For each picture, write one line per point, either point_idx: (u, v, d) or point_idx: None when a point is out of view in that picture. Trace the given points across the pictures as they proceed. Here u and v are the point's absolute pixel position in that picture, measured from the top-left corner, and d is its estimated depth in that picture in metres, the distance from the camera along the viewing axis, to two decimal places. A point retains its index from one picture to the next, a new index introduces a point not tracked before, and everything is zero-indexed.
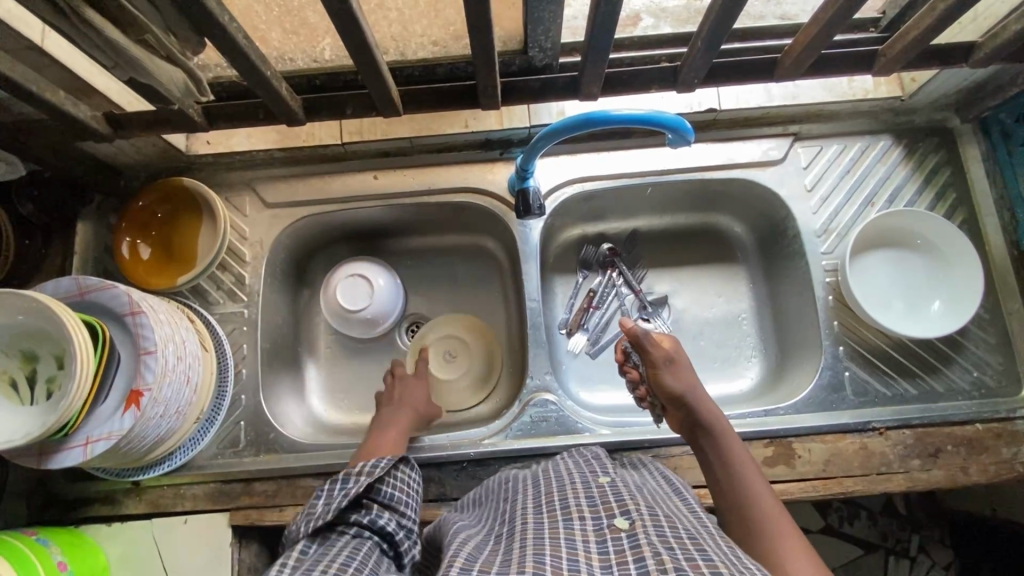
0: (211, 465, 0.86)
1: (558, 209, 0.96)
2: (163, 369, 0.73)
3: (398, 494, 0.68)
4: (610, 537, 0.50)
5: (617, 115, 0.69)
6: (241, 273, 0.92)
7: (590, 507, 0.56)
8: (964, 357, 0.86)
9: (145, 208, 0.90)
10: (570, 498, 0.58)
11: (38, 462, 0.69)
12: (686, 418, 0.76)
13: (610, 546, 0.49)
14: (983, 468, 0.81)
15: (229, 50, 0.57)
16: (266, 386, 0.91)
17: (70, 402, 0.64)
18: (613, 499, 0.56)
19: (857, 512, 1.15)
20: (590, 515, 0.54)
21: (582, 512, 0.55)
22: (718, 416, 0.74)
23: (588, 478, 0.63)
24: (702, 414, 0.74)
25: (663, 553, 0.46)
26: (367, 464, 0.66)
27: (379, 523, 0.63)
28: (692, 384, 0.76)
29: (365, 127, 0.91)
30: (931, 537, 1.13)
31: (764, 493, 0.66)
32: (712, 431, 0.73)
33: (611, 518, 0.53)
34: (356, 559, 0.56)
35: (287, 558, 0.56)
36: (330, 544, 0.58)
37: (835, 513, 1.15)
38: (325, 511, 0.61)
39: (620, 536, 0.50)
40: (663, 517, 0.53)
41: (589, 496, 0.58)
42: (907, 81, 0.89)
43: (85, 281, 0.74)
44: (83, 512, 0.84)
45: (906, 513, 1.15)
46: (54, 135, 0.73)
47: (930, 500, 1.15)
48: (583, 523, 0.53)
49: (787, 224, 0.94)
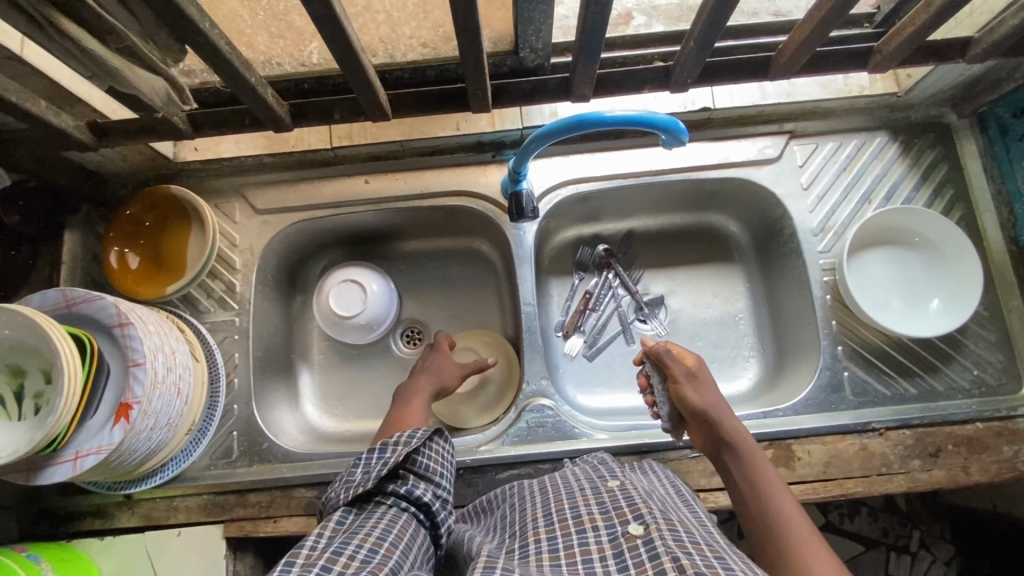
0: (205, 476, 0.84)
1: (552, 212, 0.94)
2: (152, 380, 0.72)
3: (432, 466, 0.67)
4: (626, 547, 0.49)
5: (608, 116, 0.67)
6: (231, 281, 0.91)
7: (602, 515, 0.55)
8: (964, 355, 0.85)
9: (133, 217, 0.89)
10: (580, 506, 0.57)
11: (28, 478, 0.68)
12: (711, 436, 0.74)
13: (629, 560, 0.48)
14: (984, 468, 0.80)
15: (211, 57, 0.56)
16: (259, 395, 0.90)
17: (57, 418, 0.63)
18: (624, 504, 0.55)
19: (859, 509, 1.14)
20: (603, 525, 0.53)
21: (595, 522, 0.54)
22: (746, 436, 0.72)
23: (597, 484, 0.62)
24: (727, 432, 0.72)
25: (682, 558, 0.45)
26: (403, 435, 0.66)
27: (416, 493, 0.63)
28: (716, 401, 0.74)
29: (355, 131, 0.90)
30: (932, 533, 1.13)
31: (791, 513, 0.64)
32: (739, 450, 0.71)
33: (625, 524, 0.52)
34: (391, 534, 0.56)
35: (324, 527, 0.56)
36: (367, 514, 0.59)
37: (835, 510, 1.14)
38: (366, 478, 0.62)
39: (636, 545, 0.49)
40: (677, 522, 0.53)
41: (601, 502, 0.57)
42: (903, 77, 0.88)
43: (70, 292, 0.72)
44: (76, 527, 0.83)
45: (908, 510, 1.14)
46: (37, 145, 0.72)
47: (931, 496, 1.15)
48: (598, 534, 0.52)
49: (784, 223, 0.93)
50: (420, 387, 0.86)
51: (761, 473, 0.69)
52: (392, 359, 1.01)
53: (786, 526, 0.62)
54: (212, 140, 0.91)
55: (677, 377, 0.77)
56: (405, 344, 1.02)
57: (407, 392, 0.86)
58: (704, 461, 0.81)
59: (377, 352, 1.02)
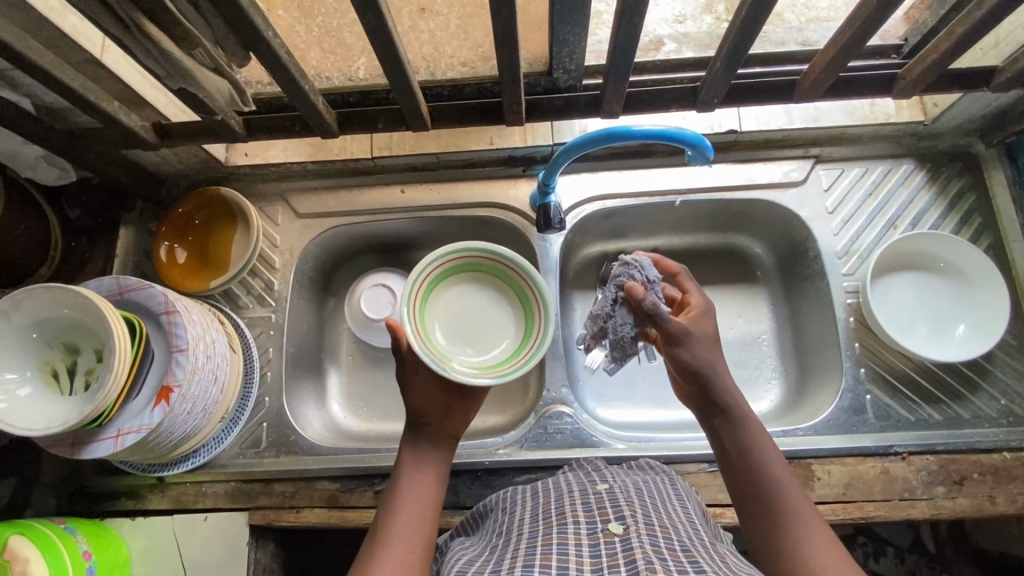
0: (233, 464, 0.87)
1: (579, 225, 0.97)
2: (192, 365, 0.76)
3: None
4: (602, 540, 0.52)
5: (637, 130, 0.70)
6: (270, 279, 0.96)
7: (585, 513, 0.58)
8: (991, 384, 0.84)
9: (184, 214, 0.95)
10: (567, 504, 0.60)
11: (72, 452, 0.72)
12: (701, 396, 0.67)
13: (602, 550, 0.51)
14: (1012, 498, 0.79)
15: (271, 64, 0.61)
16: (289, 390, 0.93)
17: (107, 393, 0.67)
18: (608, 505, 0.58)
19: (884, 550, 1.17)
20: (585, 520, 0.56)
21: (578, 517, 0.57)
22: (739, 398, 0.67)
23: (587, 485, 0.64)
24: (720, 393, 0.66)
25: (654, 562, 0.47)
26: None
27: None
28: (715, 361, 0.67)
29: (394, 142, 0.95)
30: None
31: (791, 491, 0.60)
32: (732, 415, 0.66)
33: (604, 522, 0.55)
34: None
35: None
36: None
37: (861, 548, 1.16)
38: None
39: (613, 541, 0.52)
40: (658, 527, 0.55)
41: (586, 502, 0.60)
42: (930, 106, 0.89)
43: (124, 281, 0.78)
44: (109, 506, 0.86)
45: (936, 553, 1.16)
46: (105, 143, 0.78)
47: (960, 537, 1.15)
48: (578, 527, 0.55)
49: (808, 245, 0.94)
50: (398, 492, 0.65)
51: (755, 441, 0.64)
52: None
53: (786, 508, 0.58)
54: (260, 146, 0.96)
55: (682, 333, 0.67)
56: None
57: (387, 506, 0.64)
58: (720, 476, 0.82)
59: None
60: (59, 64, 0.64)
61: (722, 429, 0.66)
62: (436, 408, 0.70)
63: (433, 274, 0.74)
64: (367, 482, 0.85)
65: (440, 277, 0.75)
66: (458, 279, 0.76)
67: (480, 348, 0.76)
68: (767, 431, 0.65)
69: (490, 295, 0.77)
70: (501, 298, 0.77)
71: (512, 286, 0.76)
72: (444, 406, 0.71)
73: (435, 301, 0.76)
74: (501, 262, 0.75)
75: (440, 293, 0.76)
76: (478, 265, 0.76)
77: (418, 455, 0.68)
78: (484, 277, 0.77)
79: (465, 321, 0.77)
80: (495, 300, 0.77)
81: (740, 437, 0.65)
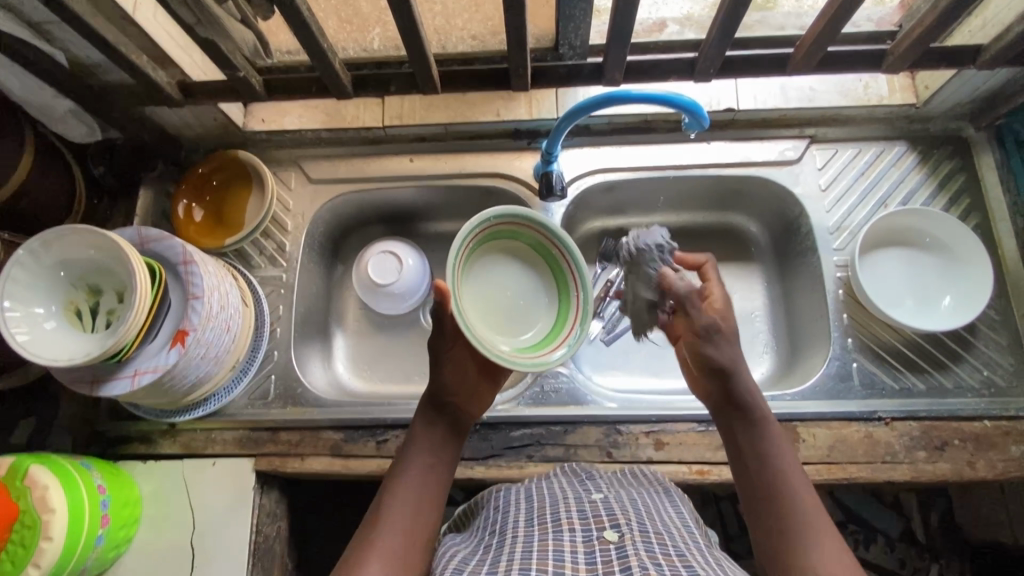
0: (242, 413, 0.91)
1: (580, 199, 1.00)
2: (207, 313, 0.80)
3: None
4: (598, 547, 0.55)
5: (637, 94, 0.73)
6: (282, 242, 1.00)
7: (580, 520, 0.61)
8: (974, 356, 0.87)
9: (202, 175, 0.98)
10: (562, 511, 0.64)
11: (91, 389, 0.76)
12: (718, 395, 0.71)
13: (599, 556, 0.54)
14: (991, 464, 0.81)
15: (293, 20, 0.65)
16: (297, 347, 0.97)
17: (126, 329, 0.71)
18: (604, 513, 0.62)
19: (875, 537, 1.23)
20: (580, 527, 0.60)
21: (573, 524, 0.60)
22: (760, 402, 0.69)
23: (582, 494, 0.68)
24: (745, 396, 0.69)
25: (649, 569, 0.51)
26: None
27: None
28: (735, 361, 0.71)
29: (405, 112, 0.98)
30: (951, 569, 1.20)
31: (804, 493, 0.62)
32: (750, 417, 0.69)
33: (600, 530, 0.58)
34: None
35: None
36: None
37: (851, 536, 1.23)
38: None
39: (609, 547, 0.55)
40: (652, 534, 0.59)
41: (581, 510, 0.63)
42: (921, 89, 0.92)
43: (145, 231, 0.82)
44: (121, 450, 0.90)
45: (925, 541, 1.22)
46: (132, 100, 0.82)
47: (950, 529, 1.22)
48: (573, 534, 0.59)
49: (801, 221, 0.97)
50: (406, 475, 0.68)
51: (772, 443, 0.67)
52: (420, 330, 1.08)
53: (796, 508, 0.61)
54: (277, 112, 1.00)
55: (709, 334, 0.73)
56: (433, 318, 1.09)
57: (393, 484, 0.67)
58: (710, 435, 0.85)
59: (406, 323, 1.09)
60: (95, 15, 0.68)
61: (744, 431, 0.68)
62: (465, 391, 0.74)
63: (522, 230, 0.73)
64: (369, 433, 0.89)
65: (525, 241, 0.74)
66: (511, 245, 0.74)
67: (492, 318, 0.72)
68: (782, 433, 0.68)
69: (538, 293, 0.75)
70: (543, 305, 0.75)
71: (557, 281, 0.75)
72: (473, 390, 0.75)
73: (498, 249, 0.74)
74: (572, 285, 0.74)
75: (508, 249, 0.74)
76: (554, 268, 0.75)
77: (431, 439, 0.71)
78: (548, 278, 0.75)
79: (501, 288, 0.74)
80: (540, 303, 0.75)
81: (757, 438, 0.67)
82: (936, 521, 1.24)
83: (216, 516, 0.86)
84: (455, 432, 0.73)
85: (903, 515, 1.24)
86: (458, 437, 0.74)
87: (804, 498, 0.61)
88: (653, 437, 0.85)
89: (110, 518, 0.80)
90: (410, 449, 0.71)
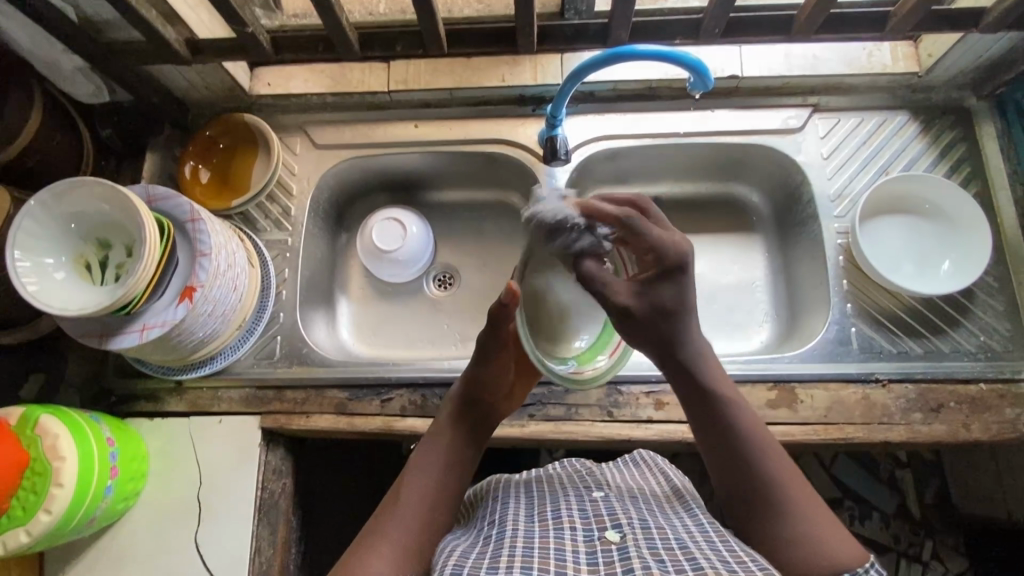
0: (248, 372, 0.92)
1: (584, 166, 1.01)
2: (215, 270, 0.81)
3: None
4: (600, 548, 0.57)
5: (641, 49, 0.74)
6: (288, 206, 1.00)
7: (581, 519, 0.63)
8: (971, 321, 0.88)
9: (209, 137, 0.99)
10: (563, 509, 0.65)
11: (100, 343, 0.77)
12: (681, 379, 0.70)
13: (601, 557, 0.56)
14: (985, 426, 0.83)
15: None
16: (303, 310, 0.98)
17: (136, 281, 0.71)
18: (605, 512, 0.64)
19: (870, 514, 1.24)
20: (582, 527, 0.62)
21: (574, 523, 0.63)
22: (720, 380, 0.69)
23: (583, 492, 0.70)
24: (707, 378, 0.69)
25: (652, 567, 0.53)
26: None
27: None
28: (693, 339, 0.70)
29: (410, 77, 0.99)
30: (945, 544, 1.22)
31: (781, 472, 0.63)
32: (709, 398, 0.68)
33: (602, 530, 0.60)
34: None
35: None
36: None
37: (847, 512, 1.24)
38: None
39: (611, 548, 0.57)
40: (654, 530, 0.61)
41: (582, 509, 0.65)
42: (925, 57, 0.93)
43: (153, 189, 0.82)
44: (129, 407, 0.91)
45: (920, 518, 1.24)
46: (140, 58, 0.83)
47: (945, 506, 1.24)
48: (574, 533, 0.61)
49: (803, 189, 0.98)
50: (422, 470, 0.69)
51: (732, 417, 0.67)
52: (423, 298, 1.09)
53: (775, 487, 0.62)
54: (283, 76, 1.01)
55: (623, 309, 0.67)
56: (436, 287, 1.10)
57: (411, 476, 0.69)
58: None
59: (410, 291, 1.10)
60: None
61: (703, 408, 0.68)
62: (498, 391, 0.76)
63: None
64: (374, 391, 0.90)
65: None
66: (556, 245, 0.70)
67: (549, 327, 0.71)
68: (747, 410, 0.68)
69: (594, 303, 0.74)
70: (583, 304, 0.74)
71: None
72: (505, 392, 0.78)
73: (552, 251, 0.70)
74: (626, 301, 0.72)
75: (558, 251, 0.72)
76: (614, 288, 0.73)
77: (453, 438, 0.73)
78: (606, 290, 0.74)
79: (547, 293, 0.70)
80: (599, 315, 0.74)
81: (719, 417, 0.67)
82: (932, 498, 1.25)
83: (223, 472, 0.88)
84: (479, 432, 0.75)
85: (899, 492, 1.26)
86: (481, 437, 0.76)
87: (775, 471, 0.63)
88: (653, 398, 0.86)
89: (118, 469, 0.82)
90: (429, 446, 0.73)
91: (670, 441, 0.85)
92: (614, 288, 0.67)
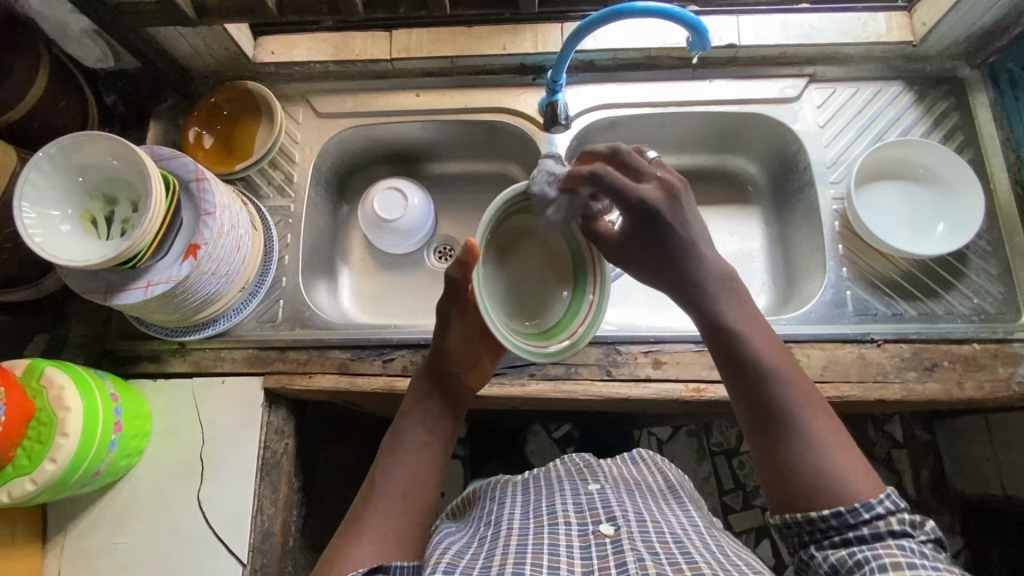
0: (252, 334, 0.93)
1: (584, 135, 1.02)
2: (219, 229, 0.81)
3: None
4: (594, 542, 0.58)
5: (641, 6, 0.77)
6: (290, 172, 1.01)
7: (575, 513, 0.64)
8: (964, 284, 0.90)
9: (215, 104, 1.00)
10: (558, 504, 0.66)
11: (105, 300, 0.78)
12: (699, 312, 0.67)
13: (595, 551, 0.57)
14: (979, 384, 0.84)
15: None
16: (305, 276, 0.99)
17: (142, 233, 0.72)
18: (599, 506, 0.65)
19: None
20: (576, 522, 0.62)
21: (568, 518, 0.63)
22: (738, 310, 0.66)
23: (578, 486, 0.71)
24: (725, 311, 0.65)
25: (646, 559, 0.54)
26: None
27: None
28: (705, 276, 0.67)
29: (412, 45, 1.00)
30: (940, 522, 1.23)
31: (806, 407, 0.61)
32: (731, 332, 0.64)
33: (596, 524, 0.61)
34: None
35: None
36: None
37: None
38: None
39: (605, 542, 0.58)
40: (650, 523, 0.61)
41: (577, 502, 0.66)
42: (918, 26, 0.94)
43: (157, 149, 0.83)
44: (132, 368, 0.92)
45: (916, 496, 1.25)
46: (147, 20, 0.84)
47: (941, 485, 1.25)
48: (569, 527, 0.61)
49: (799, 157, 0.99)
50: (397, 451, 0.69)
51: (744, 338, 0.64)
52: (424, 269, 1.10)
53: (797, 420, 0.60)
54: (286, 45, 1.02)
55: (617, 246, 0.70)
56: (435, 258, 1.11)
57: (386, 458, 0.68)
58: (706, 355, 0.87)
59: (410, 261, 1.11)
60: None
61: (722, 343, 0.65)
62: (464, 359, 0.74)
63: (541, 212, 0.73)
64: (376, 352, 0.91)
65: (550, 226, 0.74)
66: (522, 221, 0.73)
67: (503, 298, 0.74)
68: (774, 346, 0.64)
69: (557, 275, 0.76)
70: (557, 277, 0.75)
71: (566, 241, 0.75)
72: (473, 359, 0.75)
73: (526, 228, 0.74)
74: (592, 276, 0.74)
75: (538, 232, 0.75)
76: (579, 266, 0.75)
77: (427, 414, 0.72)
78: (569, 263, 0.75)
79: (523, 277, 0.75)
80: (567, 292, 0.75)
81: (747, 355, 0.63)
82: (928, 477, 1.26)
83: (225, 433, 0.88)
84: (454, 406, 0.74)
85: (896, 470, 1.27)
86: (457, 411, 0.74)
87: (798, 406, 0.60)
88: (651, 357, 0.88)
89: (122, 425, 0.82)
90: (405, 424, 0.71)
91: (668, 400, 0.86)
92: (604, 237, 0.71)
